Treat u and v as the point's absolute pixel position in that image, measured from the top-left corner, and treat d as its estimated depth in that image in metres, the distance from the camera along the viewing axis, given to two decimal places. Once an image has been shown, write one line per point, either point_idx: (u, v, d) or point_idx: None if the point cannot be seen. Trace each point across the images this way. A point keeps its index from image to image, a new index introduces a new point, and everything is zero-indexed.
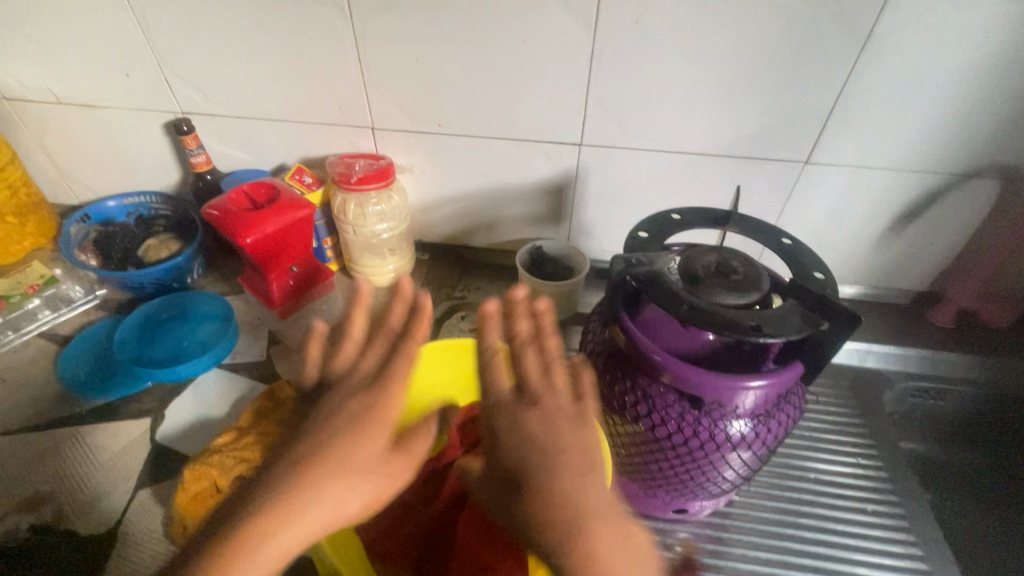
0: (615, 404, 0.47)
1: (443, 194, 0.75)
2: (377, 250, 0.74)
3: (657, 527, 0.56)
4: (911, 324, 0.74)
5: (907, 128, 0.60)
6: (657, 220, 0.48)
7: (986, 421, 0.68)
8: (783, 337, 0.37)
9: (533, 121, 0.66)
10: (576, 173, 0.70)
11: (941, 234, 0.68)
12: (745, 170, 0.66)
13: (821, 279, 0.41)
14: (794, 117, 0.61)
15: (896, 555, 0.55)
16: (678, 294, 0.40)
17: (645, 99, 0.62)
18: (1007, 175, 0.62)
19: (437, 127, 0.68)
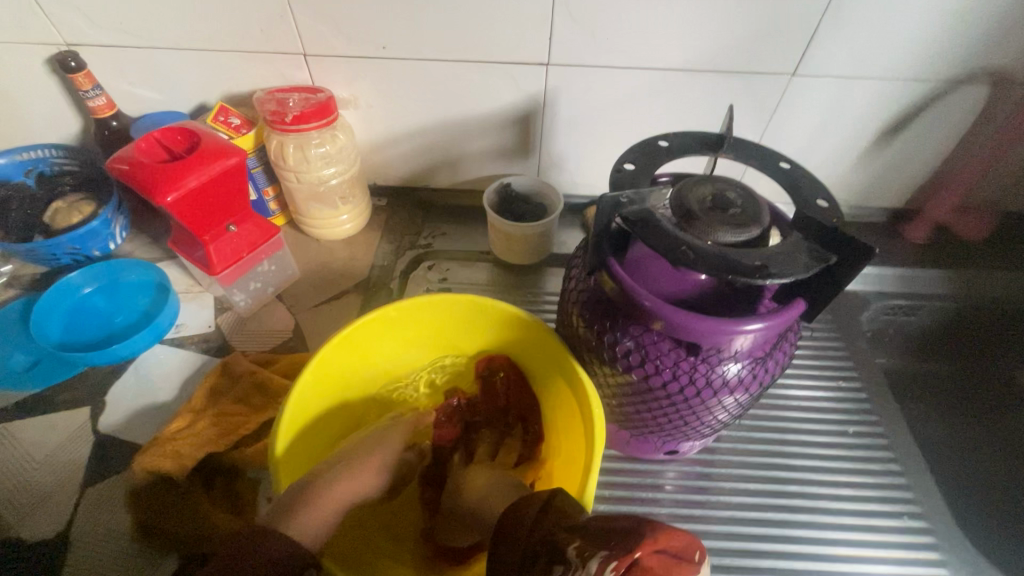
0: (605, 354, 0.44)
1: (396, 131, 0.66)
2: (327, 198, 0.66)
3: (648, 468, 0.56)
4: (886, 242, 0.74)
5: (903, 31, 0.55)
6: (644, 148, 0.42)
7: (953, 333, 0.70)
8: (791, 277, 0.33)
9: (495, 39, 0.57)
10: (544, 98, 0.62)
11: (924, 148, 0.66)
12: (728, 88, 0.60)
13: (825, 207, 0.38)
14: (784, 24, 0.54)
15: (875, 473, 0.57)
16: (674, 236, 0.36)
17: (619, 7, 0.54)
18: (999, 79, 0.58)
19: (382, 50, 0.58)
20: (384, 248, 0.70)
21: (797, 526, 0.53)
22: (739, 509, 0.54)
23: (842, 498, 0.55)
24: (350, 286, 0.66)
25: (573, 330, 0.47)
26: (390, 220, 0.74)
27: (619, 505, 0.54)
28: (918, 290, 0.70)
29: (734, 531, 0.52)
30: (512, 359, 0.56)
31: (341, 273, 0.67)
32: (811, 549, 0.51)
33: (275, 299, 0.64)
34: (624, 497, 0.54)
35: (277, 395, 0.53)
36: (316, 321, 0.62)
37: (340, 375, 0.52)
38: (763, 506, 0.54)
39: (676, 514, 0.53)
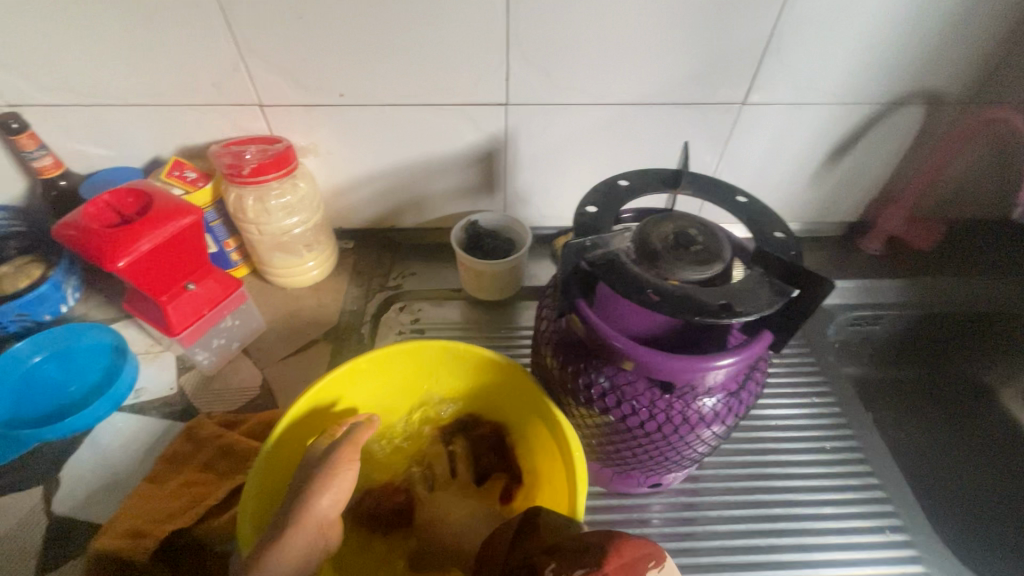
0: (581, 396, 0.44)
1: (358, 174, 0.66)
2: (291, 247, 0.64)
3: (633, 503, 0.55)
4: (845, 256, 0.76)
5: (841, 60, 0.57)
6: (604, 189, 0.43)
7: (913, 339, 0.73)
8: (755, 314, 0.34)
9: (452, 84, 0.57)
10: (504, 136, 0.63)
11: (871, 165, 0.68)
12: (684, 119, 0.62)
13: (782, 240, 0.39)
14: (732, 55, 0.56)
15: (854, 489, 0.57)
16: (639, 278, 0.36)
17: (570, 49, 0.55)
18: (934, 100, 0.62)
19: (339, 97, 0.58)
20: (352, 292, 0.69)
21: (786, 551, 0.53)
22: (727, 538, 0.53)
23: (827, 518, 0.55)
24: (318, 335, 0.64)
25: (548, 370, 0.47)
26: (358, 263, 0.72)
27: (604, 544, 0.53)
28: (879, 300, 0.72)
29: (723, 560, 0.52)
30: (486, 401, 0.55)
31: (309, 321, 0.66)
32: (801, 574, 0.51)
33: (241, 354, 0.62)
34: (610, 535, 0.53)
35: (246, 458, 0.51)
36: (284, 375, 0.60)
37: (319, 429, 0.51)
38: (750, 533, 0.54)
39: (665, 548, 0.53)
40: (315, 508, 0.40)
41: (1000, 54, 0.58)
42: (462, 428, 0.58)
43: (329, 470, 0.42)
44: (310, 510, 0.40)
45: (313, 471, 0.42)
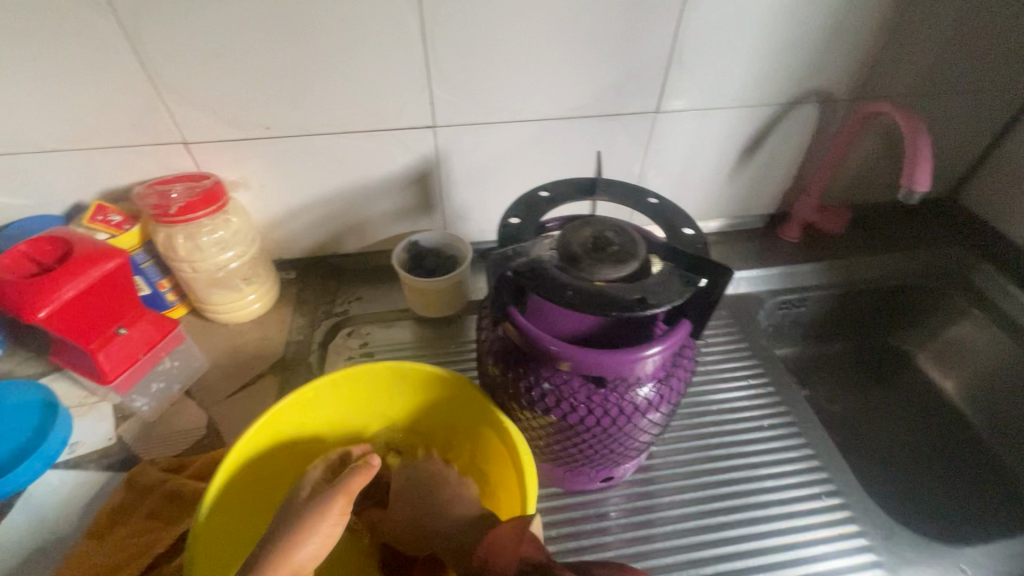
0: (523, 400, 0.45)
1: (293, 205, 0.66)
2: (228, 282, 0.63)
3: (590, 500, 0.57)
4: (768, 245, 0.82)
5: (739, 66, 0.62)
6: (526, 201, 0.45)
7: (832, 317, 0.81)
8: (667, 305, 0.37)
9: (378, 109, 0.59)
10: (435, 157, 0.65)
11: (779, 160, 0.74)
12: (605, 130, 0.66)
13: (691, 236, 0.42)
14: (639, 67, 0.60)
15: (794, 461, 0.60)
16: (560, 282, 0.38)
17: (489, 68, 0.58)
18: (824, 98, 0.68)
19: (266, 130, 0.59)
20: (297, 322, 0.69)
21: (741, 526, 0.55)
22: (685, 521, 0.56)
23: (775, 491, 0.58)
24: (265, 368, 0.64)
25: (490, 379, 0.48)
26: (302, 293, 0.72)
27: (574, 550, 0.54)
28: (801, 284, 0.78)
29: (685, 544, 0.54)
30: (438, 417, 0.56)
31: (254, 355, 0.65)
32: (758, 547, 0.54)
33: (184, 396, 0.60)
34: (572, 533, 0.55)
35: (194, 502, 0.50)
36: (231, 412, 0.59)
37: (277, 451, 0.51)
38: (707, 515, 0.56)
39: (624, 539, 0.54)
40: (295, 561, 0.40)
41: (874, 53, 0.64)
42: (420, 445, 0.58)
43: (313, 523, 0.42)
44: (288, 558, 0.40)
45: (297, 521, 0.42)
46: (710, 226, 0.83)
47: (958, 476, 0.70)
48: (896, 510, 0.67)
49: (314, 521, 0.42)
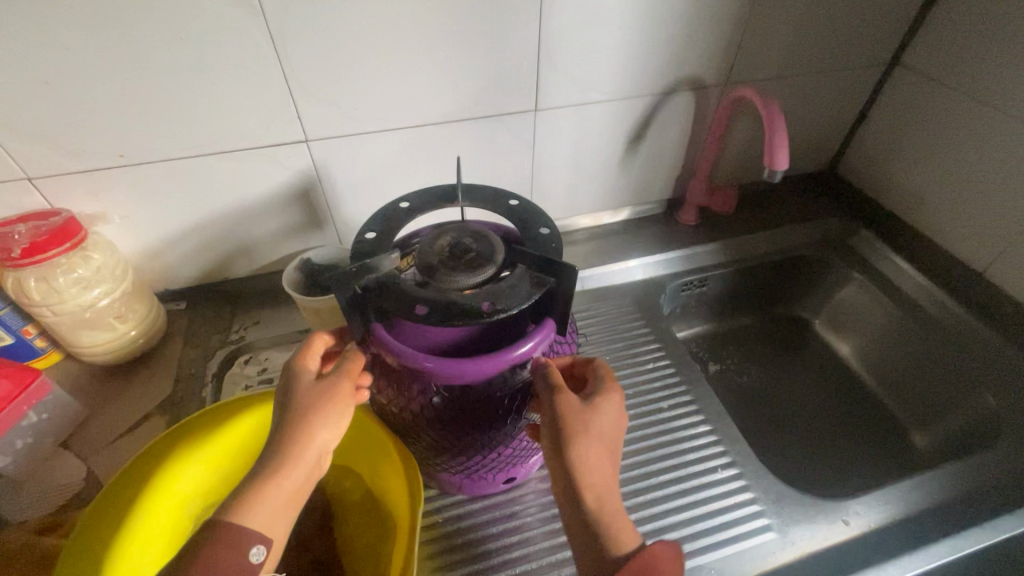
0: (408, 412, 0.45)
1: (167, 234, 0.62)
2: (101, 322, 0.59)
3: (502, 500, 0.56)
4: (668, 229, 0.84)
5: (608, 59, 0.64)
6: (385, 214, 0.44)
7: (733, 293, 0.84)
8: (516, 308, 0.37)
9: (242, 127, 0.57)
10: (315, 171, 0.63)
11: (666, 147, 0.77)
12: (488, 131, 0.66)
13: (546, 235, 0.43)
14: (508, 67, 0.61)
15: (698, 435, 0.62)
16: (411, 296, 0.38)
17: (353, 79, 0.57)
18: (697, 85, 0.70)
19: (120, 158, 0.55)
20: (189, 356, 0.66)
21: (657, 504, 0.57)
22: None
23: (685, 464, 0.60)
24: (152, 408, 0.60)
25: (378, 398, 0.47)
26: (193, 325, 0.69)
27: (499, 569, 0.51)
28: (700, 265, 0.81)
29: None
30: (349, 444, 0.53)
31: (141, 396, 0.61)
32: (673, 521, 0.55)
33: (59, 449, 0.56)
34: (489, 534, 0.53)
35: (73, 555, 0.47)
36: (115, 460, 0.56)
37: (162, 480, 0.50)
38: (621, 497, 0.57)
39: (548, 531, 0.54)
40: (312, 440, 0.38)
41: (735, 39, 0.67)
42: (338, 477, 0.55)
43: (317, 405, 0.39)
44: (309, 441, 0.38)
45: (303, 402, 0.39)
46: (618, 214, 0.84)
47: (854, 431, 0.74)
48: (798, 469, 0.71)
49: (314, 423, 0.38)
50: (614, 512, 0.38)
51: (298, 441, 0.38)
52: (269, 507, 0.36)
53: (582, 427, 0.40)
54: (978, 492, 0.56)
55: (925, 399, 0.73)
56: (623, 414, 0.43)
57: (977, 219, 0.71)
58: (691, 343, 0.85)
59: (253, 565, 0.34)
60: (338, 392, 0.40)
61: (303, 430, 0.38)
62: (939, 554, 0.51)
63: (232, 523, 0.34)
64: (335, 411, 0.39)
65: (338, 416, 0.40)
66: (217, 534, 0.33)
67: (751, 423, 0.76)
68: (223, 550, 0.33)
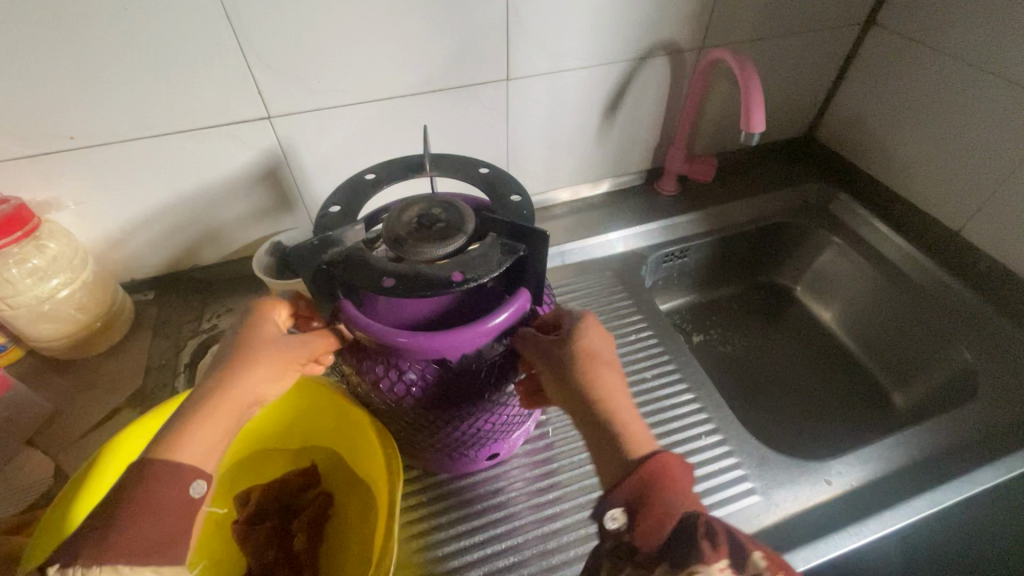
0: (385, 392, 0.44)
1: (127, 219, 0.60)
2: (62, 315, 0.57)
3: (487, 476, 0.56)
4: (648, 200, 0.83)
5: (579, 24, 0.62)
6: (349, 187, 0.43)
7: (716, 261, 0.84)
8: (486, 278, 0.36)
9: (200, 105, 0.54)
10: (280, 150, 0.60)
11: (643, 115, 0.75)
12: (459, 104, 0.64)
13: (517, 202, 0.41)
14: (477, 33, 0.58)
15: (682, 404, 0.62)
16: (376, 268, 0.37)
17: (313, 50, 0.54)
18: (673, 49, 0.69)
19: (70, 140, 0.52)
20: (159, 346, 0.63)
21: None
22: (586, 479, 0.56)
23: (669, 434, 0.60)
24: (122, 401, 0.58)
25: (355, 378, 0.46)
26: (163, 314, 0.66)
27: (485, 546, 0.51)
28: (681, 235, 0.80)
29: (592, 498, 0.54)
30: (336, 428, 0.52)
31: (110, 389, 0.59)
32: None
33: (25, 447, 0.54)
34: (474, 511, 0.53)
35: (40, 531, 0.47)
36: (84, 455, 0.54)
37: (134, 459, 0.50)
38: None
39: (535, 505, 0.54)
40: (253, 388, 0.39)
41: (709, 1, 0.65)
42: (328, 465, 0.54)
43: (264, 355, 0.39)
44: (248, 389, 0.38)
45: (252, 350, 0.39)
46: (597, 187, 0.83)
47: (837, 395, 0.75)
48: (779, 432, 0.71)
49: (260, 372, 0.39)
50: (624, 419, 0.39)
51: (237, 388, 0.38)
52: (202, 452, 0.36)
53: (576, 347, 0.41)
54: (956, 447, 0.57)
55: (904, 359, 0.73)
56: (607, 336, 0.44)
57: (953, 179, 0.71)
58: (674, 314, 0.84)
59: (193, 498, 0.35)
60: (288, 351, 0.40)
61: (248, 375, 0.38)
62: (920, 507, 0.51)
63: (168, 455, 0.35)
64: (282, 369, 0.40)
65: (282, 371, 0.40)
66: (150, 470, 0.34)
67: (735, 391, 0.76)
68: (160, 485, 0.34)
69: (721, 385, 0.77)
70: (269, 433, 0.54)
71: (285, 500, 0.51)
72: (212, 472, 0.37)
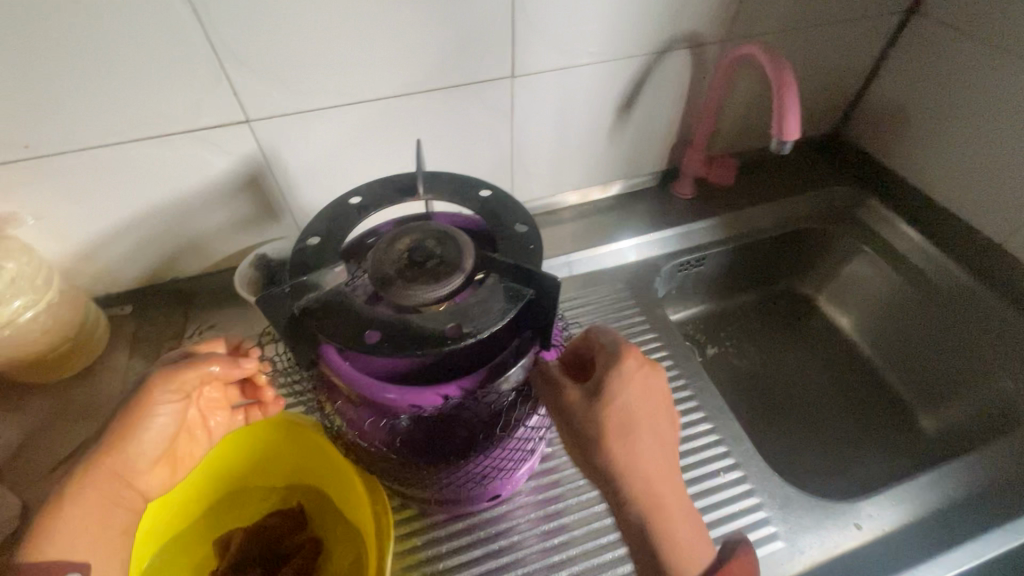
0: (376, 444, 0.39)
1: (94, 233, 0.55)
2: (26, 340, 0.52)
3: (490, 515, 0.51)
4: (662, 203, 0.77)
5: (592, 15, 0.55)
6: (331, 213, 0.38)
7: (734, 271, 0.78)
8: (485, 332, 0.31)
9: (170, 108, 0.48)
10: (261, 155, 0.55)
11: (660, 113, 0.69)
12: (458, 103, 0.58)
13: (523, 232, 0.36)
14: (478, 26, 0.52)
15: (702, 434, 0.58)
16: (356, 317, 0.32)
17: (293, 46, 0.48)
18: (695, 42, 0.62)
19: (25, 150, 0.47)
20: (137, 367, 0.59)
21: None
22: (594, 520, 0.51)
23: (685, 469, 0.55)
24: (96, 430, 0.54)
25: (338, 420, 0.41)
26: (141, 331, 0.62)
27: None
28: (698, 243, 0.75)
29: (602, 543, 0.50)
30: (325, 466, 0.49)
31: (84, 417, 0.55)
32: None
33: None
34: (474, 558, 0.49)
35: None
36: (53, 492, 0.50)
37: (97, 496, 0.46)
38: None
39: (542, 549, 0.50)
40: (139, 441, 0.41)
41: None
42: (314, 504, 0.51)
43: (148, 404, 0.40)
44: (129, 445, 0.40)
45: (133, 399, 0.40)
46: (608, 189, 0.77)
47: (862, 417, 0.71)
48: (799, 458, 0.67)
49: (143, 422, 0.40)
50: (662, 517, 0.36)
51: (122, 451, 0.40)
52: (73, 531, 0.38)
53: (616, 424, 0.37)
54: (997, 488, 0.52)
55: (936, 380, 0.68)
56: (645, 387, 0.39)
57: (999, 187, 0.65)
58: (687, 325, 0.79)
59: None
60: (174, 396, 0.41)
61: (132, 428, 0.40)
62: (957, 560, 0.47)
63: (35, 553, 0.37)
64: (170, 415, 0.41)
65: (173, 412, 0.42)
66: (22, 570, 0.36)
67: (753, 411, 0.72)
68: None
69: (738, 405, 0.72)
70: (257, 468, 0.52)
71: (268, 543, 0.48)
72: (87, 552, 0.39)
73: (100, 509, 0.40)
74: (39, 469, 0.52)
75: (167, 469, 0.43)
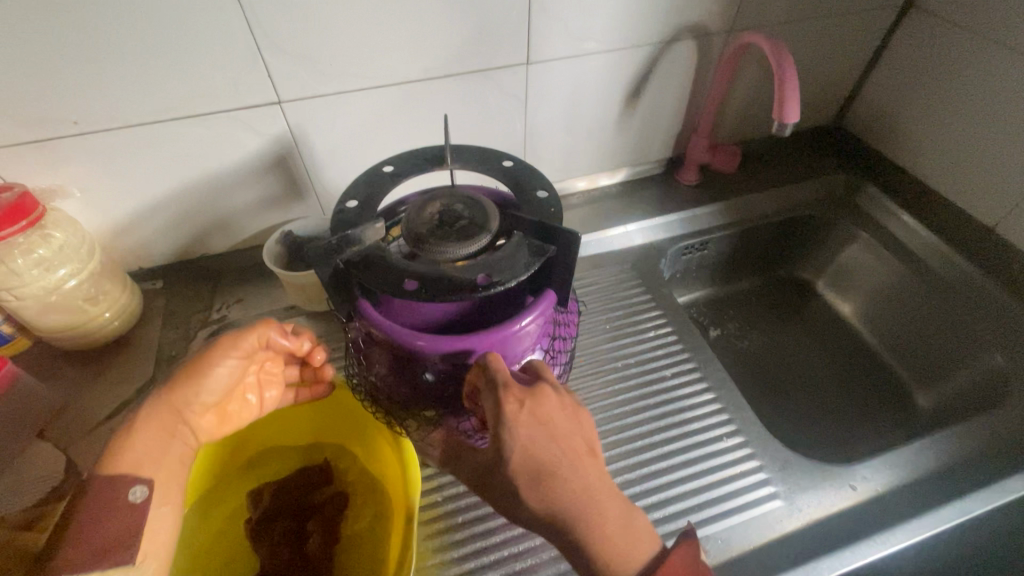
0: (402, 401, 0.42)
1: (133, 208, 0.58)
2: (68, 307, 0.55)
3: None
4: (667, 190, 0.80)
5: (602, 6, 0.58)
6: (366, 180, 0.41)
7: (736, 255, 0.81)
8: (513, 281, 0.34)
9: (207, 89, 0.52)
10: (290, 136, 0.58)
11: (665, 102, 0.72)
12: (475, 89, 0.61)
13: (543, 198, 0.39)
14: (495, 14, 0.55)
15: (704, 404, 0.61)
16: (396, 270, 0.35)
17: (323, 31, 0.51)
18: (700, 33, 0.65)
19: (73, 126, 0.50)
20: (168, 337, 0.62)
21: (663, 475, 0.55)
22: None
23: (689, 435, 0.58)
24: (132, 393, 0.58)
25: (365, 380, 0.43)
26: (171, 305, 0.65)
27: (502, 548, 0.49)
28: (701, 227, 0.78)
29: None
30: (350, 425, 0.52)
31: (120, 381, 0.59)
32: (676, 493, 0.54)
33: (35, 439, 0.53)
34: (490, 512, 0.52)
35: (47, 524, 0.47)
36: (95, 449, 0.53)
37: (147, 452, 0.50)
38: (628, 468, 0.56)
39: None
40: (198, 385, 0.43)
41: None
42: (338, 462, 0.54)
43: (211, 355, 0.44)
44: (189, 387, 0.43)
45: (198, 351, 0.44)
46: (614, 176, 0.80)
47: (858, 394, 0.74)
48: (797, 431, 0.70)
49: (204, 370, 0.43)
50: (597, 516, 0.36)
51: (182, 391, 0.43)
52: (133, 456, 0.40)
53: (539, 439, 0.36)
54: (984, 453, 0.55)
55: (930, 358, 0.71)
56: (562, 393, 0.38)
57: (989, 173, 0.68)
58: (691, 308, 0.82)
59: (133, 501, 0.38)
60: (236, 349, 0.44)
61: (194, 373, 0.43)
62: (944, 516, 0.50)
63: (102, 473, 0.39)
64: (228, 367, 0.44)
65: (232, 365, 0.44)
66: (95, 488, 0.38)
67: (753, 389, 0.75)
68: (101, 501, 0.38)
69: (739, 383, 0.75)
70: (283, 430, 0.55)
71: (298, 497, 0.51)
72: (151, 475, 0.41)
73: (160, 436, 0.42)
74: (80, 429, 0.55)
75: (218, 416, 0.46)
